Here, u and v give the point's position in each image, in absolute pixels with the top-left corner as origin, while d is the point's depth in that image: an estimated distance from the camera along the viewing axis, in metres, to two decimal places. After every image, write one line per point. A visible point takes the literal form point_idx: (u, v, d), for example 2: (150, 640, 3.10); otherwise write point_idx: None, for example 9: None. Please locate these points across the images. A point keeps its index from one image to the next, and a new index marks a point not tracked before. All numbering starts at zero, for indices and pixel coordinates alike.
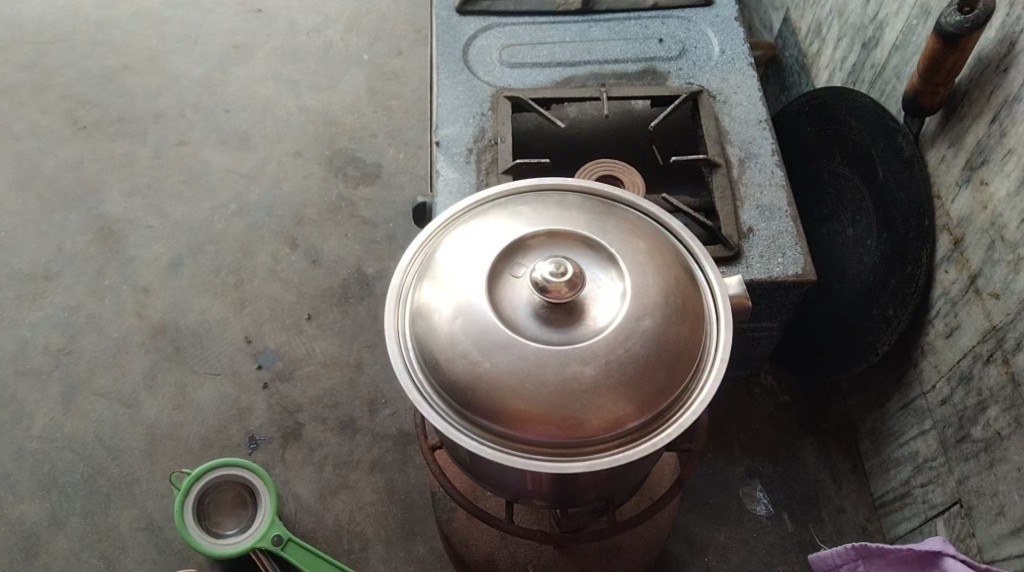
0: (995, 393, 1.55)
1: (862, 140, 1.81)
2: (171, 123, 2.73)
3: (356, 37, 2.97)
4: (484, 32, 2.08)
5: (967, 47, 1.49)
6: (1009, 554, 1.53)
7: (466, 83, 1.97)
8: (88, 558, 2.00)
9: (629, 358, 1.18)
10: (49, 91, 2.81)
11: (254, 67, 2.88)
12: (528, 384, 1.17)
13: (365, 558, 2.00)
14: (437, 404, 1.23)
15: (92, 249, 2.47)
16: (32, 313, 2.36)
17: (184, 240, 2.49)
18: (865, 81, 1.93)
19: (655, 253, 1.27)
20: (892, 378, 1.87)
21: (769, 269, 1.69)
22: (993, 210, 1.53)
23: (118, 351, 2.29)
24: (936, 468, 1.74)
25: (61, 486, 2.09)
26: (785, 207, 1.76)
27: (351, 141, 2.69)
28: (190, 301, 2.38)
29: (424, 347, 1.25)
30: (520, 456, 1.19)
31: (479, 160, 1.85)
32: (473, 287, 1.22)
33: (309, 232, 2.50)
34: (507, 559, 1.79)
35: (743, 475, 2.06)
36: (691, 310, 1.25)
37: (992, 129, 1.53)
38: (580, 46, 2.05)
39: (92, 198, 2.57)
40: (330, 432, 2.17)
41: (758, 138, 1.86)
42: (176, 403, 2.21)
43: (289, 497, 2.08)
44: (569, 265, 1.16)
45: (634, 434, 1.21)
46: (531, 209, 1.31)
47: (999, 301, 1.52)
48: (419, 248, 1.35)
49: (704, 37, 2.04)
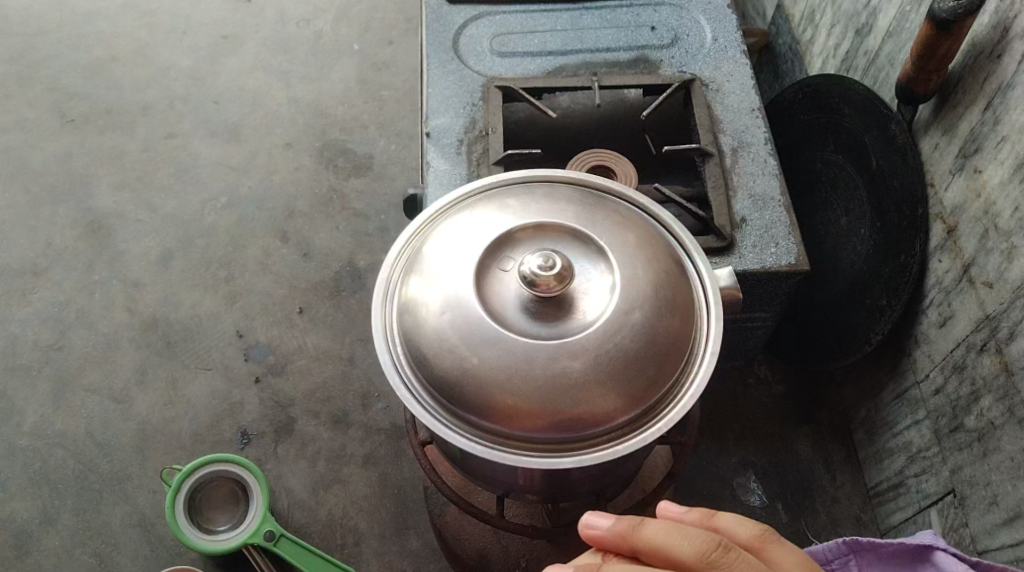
0: (988, 382, 1.54)
1: (855, 129, 1.79)
2: (160, 116, 2.71)
3: (346, 27, 2.94)
4: (474, 21, 2.05)
5: (960, 32, 1.48)
6: (1003, 544, 1.53)
7: (457, 73, 1.95)
8: (80, 555, 1.99)
9: (618, 352, 1.17)
10: (36, 84, 2.78)
11: (244, 58, 2.86)
12: (516, 380, 1.16)
13: (358, 553, 2.00)
14: (425, 400, 1.22)
15: (81, 243, 2.45)
16: (21, 309, 2.34)
17: (174, 233, 2.47)
18: (858, 68, 1.91)
19: (645, 246, 1.26)
20: (886, 367, 1.87)
21: (762, 259, 1.67)
22: (986, 198, 1.51)
23: (108, 346, 2.28)
24: (930, 457, 1.73)
25: (52, 483, 2.08)
26: (778, 197, 1.74)
27: (341, 132, 2.67)
28: (180, 295, 2.36)
29: (411, 342, 1.23)
30: (508, 453, 1.18)
31: (469, 151, 1.83)
32: (460, 281, 1.21)
33: (300, 225, 2.48)
34: (500, 553, 1.80)
35: (737, 466, 2.05)
36: (681, 303, 1.24)
37: (986, 116, 1.51)
38: (571, 35, 2.03)
39: (80, 191, 2.54)
40: (323, 426, 2.16)
41: (751, 127, 1.84)
42: (167, 398, 2.20)
43: (281, 492, 2.07)
44: (557, 259, 1.15)
45: (623, 429, 1.20)
46: (519, 202, 1.29)
47: (992, 290, 1.51)
48: (406, 242, 1.34)
49: (696, 24, 2.02)
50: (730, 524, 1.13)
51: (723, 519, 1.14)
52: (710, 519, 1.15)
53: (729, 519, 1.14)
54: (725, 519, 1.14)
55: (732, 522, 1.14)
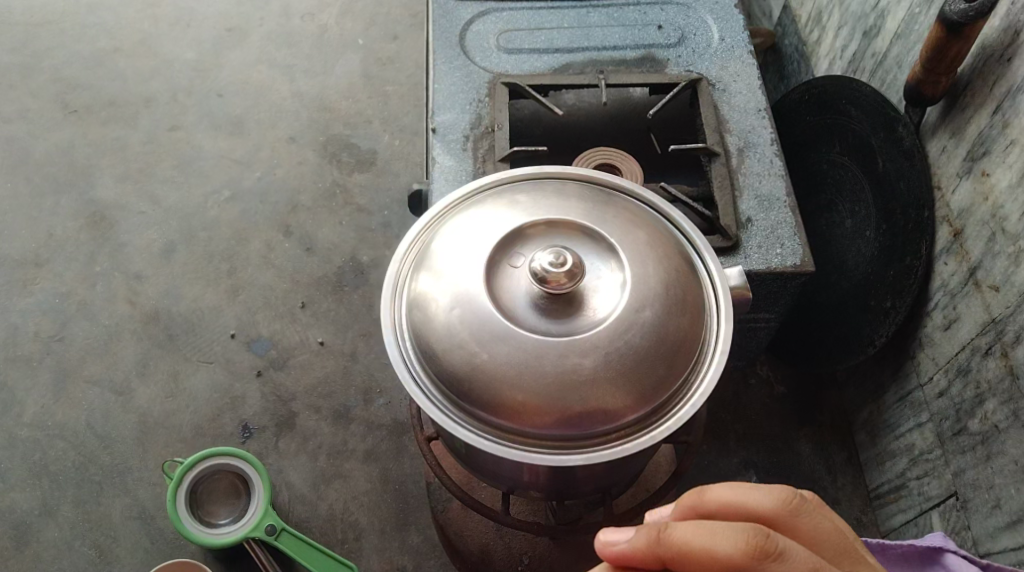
0: (993, 386, 1.54)
1: (862, 131, 1.80)
2: (164, 108, 2.70)
3: (351, 21, 2.94)
4: (480, 17, 2.04)
5: (970, 35, 1.48)
6: (1005, 547, 1.53)
7: (463, 69, 1.95)
8: (79, 546, 1.98)
9: (628, 351, 1.17)
10: (39, 74, 2.77)
11: (248, 51, 2.85)
12: (526, 377, 1.16)
13: (359, 548, 1.99)
14: (434, 395, 1.22)
15: (83, 234, 2.44)
16: (22, 299, 2.33)
17: (177, 226, 2.46)
18: (865, 70, 1.92)
19: (656, 245, 1.26)
20: (889, 369, 1.87)
21: (767, 259, 1.67)
22: (994, 202, 1.51)
23: (110, 338, 2.27)
24: (933, 460, 1.73)
25: (52, 475, 2.07)
26: (784, 197, 1.74)
27: (345, 127, 2.66)
28: (183, 288, 2.35)
29: (421, 338, 1.23)
30: (518, 449, 1.18)
31: (475, 147, 1.83)
32: (470, 276, 1.21)
33: (303, 219, 2.48)
34: (502, 550, 1.80)
35: (739, 466, 2.05)
36: (691, 301, 1.24)
37: (994, 120, 1.51)
38: (578, 32, 2.02)
39: (82, 183, 2.53)
40: (325, 421, 2.15)
41: (757, 128, 1.84)
42: (168, 391, 2.19)
43: (282, 486, 2.07)
44: (569, 256, 1.14)
45: (631, 427, 1.20)
46: (530, 198, 1.29)
47: (998, 293, 1.51)
48: (415, 237, 1.33)
49: (703, 24, 2.01)
50: (758, 496, 1.07)
51: (752, 492, 1.07)
52: (735, 493, 1.07)
53: (755, 489, 1.07)
54: (752, 492, 1.07)
55: (759, 493, 1.07)
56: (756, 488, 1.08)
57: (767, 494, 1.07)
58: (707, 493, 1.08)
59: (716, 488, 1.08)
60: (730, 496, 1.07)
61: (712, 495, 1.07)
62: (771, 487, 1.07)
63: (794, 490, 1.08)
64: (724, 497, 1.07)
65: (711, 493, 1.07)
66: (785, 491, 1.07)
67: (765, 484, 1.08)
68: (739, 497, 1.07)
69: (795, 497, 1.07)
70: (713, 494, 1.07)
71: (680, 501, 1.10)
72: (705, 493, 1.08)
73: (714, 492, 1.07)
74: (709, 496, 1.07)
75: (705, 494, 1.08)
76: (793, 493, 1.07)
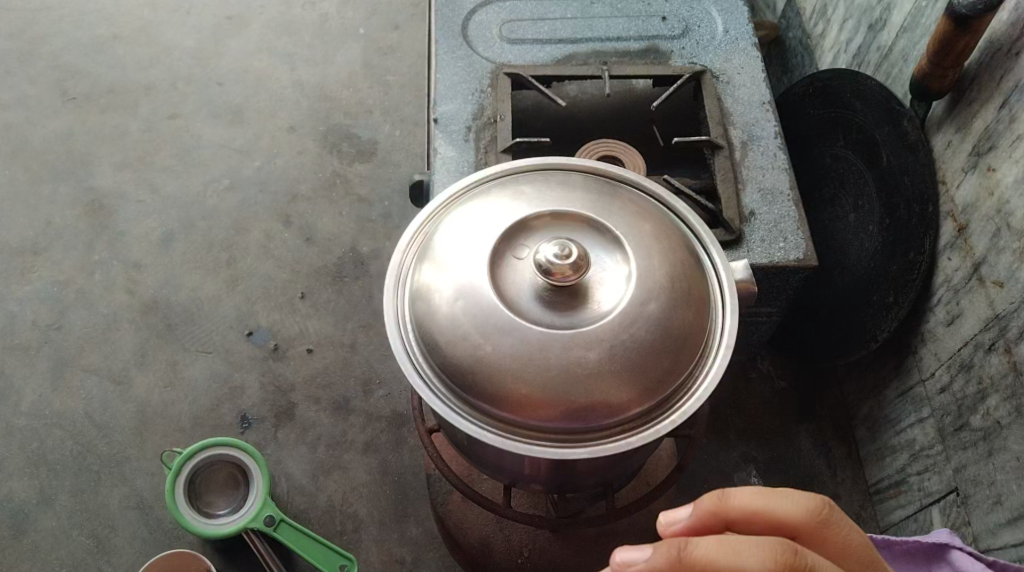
0: (996, 382, 1.54)
1: (866, 125, 1.79)
2: (163, 96, 2.68)
3: (352, 11, 2.92)
4: (483, 6, 2.03)
5: (978, 29, 1.47)
6: (1005, 543, 1.53)
7: (465, 59, 1.93)
8: (77, 536, 1.98)
9: (633, 343, 1.16)
10: (37, 60, 2.74)
11: (248, 39, 2.83)
12: (531, 369, 1.15)
13: (358, 540, 1.99)
14: (437, 387, 1.21)
15: (81, 223, 2.43)
16: (20, 288, 2.32)
17: (176, 215, 2.44)
18: (870, 64, 1.90)
19: (662, 237, 1.25)
20: (891, 364, 1.86)
21: (770, 253, 1.66)
22: (999, 197, 1.51)
23: (109, 328, 2.26)
24: (933, 455, 1.73)
25: (50, 464, 2.06)
26: (787, 191, 1.73)
27: (346, 117, 2.65)
28: (182, 278, 2.34)
29: (424, 330, 1.22)
30: (521, 442, 1.17)
31: (478, 138, 1.82)
32: (473, 268, 1.20)
33: (303, 209, 2.46)
34: (502, 543, 1.80)
35: (739, 460, 2.05)
36: (697, 294, 1.23)
37: (1001, 114, 1.50)
38: (582, 22, 2.00)
39: (81, 170, 2.52)
40: (324, 412, 2.14)
41: (760, 120, 1.83)
42: (167, 381, 2.18)
43: (281, 477, 2.06)
44: (574, 248, 1.13)
45: (635, 420, 1.19)
46: (534, 190, 1.28)
47: (1002, 289, 1.51)
48: (418, 227, 1.32)
49: (707, 15, 2.00)
50: (785, 504, 1.06)
51: (777, 501, 1.06)
52: (759, 500, 1.06)
53: (781, 497, 1.06)
54: (778, 499, 1.06)
55: (786, 501, 1.06)
56: (783, 495, 1.07)
57: (795, 503, 1.06)
58: (730, 499, 1.07)
59: (740, 494, 1.07)
60: (754, 502, 1.06)
61: (735, 502, 1.07)
62: (801, 495, 1.06)
63: (822, 500, 1.07)
64: (747, 505, 1.06)
65: (735, 499, 1.07)
66: (815, 501, 1.06)
67: (793, 493, 1.07)
68: (763, 505, 1.06)
69: (824, 507, 1.06)
70: (735, 500, 1.07)
71: (698, 505, 1.09)
72: (728, 499, 1.07)
73: (736, 497, 1.07)
74: (731, 501, 1.07)
75: (727, 499, 1.07)
76: (821, 502, 1.06)
